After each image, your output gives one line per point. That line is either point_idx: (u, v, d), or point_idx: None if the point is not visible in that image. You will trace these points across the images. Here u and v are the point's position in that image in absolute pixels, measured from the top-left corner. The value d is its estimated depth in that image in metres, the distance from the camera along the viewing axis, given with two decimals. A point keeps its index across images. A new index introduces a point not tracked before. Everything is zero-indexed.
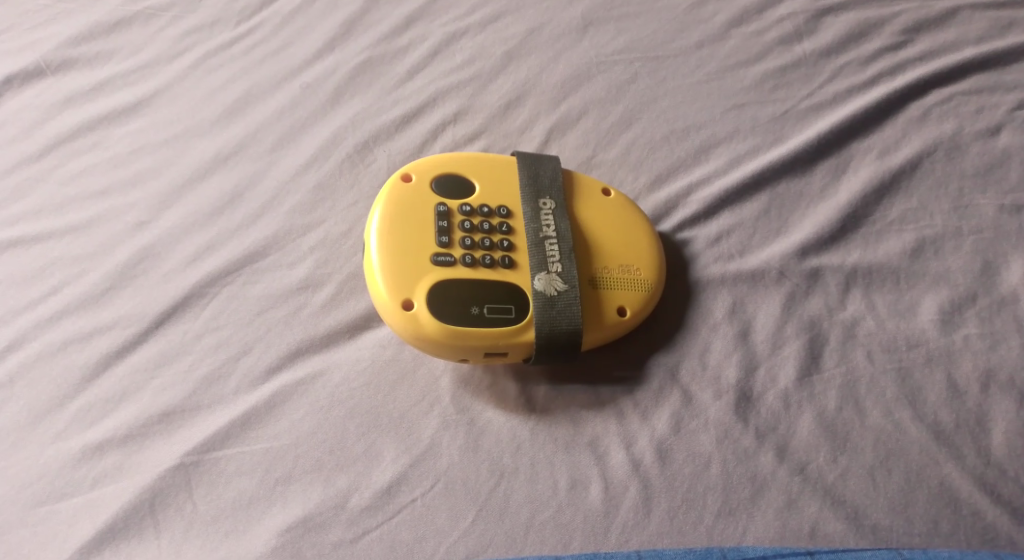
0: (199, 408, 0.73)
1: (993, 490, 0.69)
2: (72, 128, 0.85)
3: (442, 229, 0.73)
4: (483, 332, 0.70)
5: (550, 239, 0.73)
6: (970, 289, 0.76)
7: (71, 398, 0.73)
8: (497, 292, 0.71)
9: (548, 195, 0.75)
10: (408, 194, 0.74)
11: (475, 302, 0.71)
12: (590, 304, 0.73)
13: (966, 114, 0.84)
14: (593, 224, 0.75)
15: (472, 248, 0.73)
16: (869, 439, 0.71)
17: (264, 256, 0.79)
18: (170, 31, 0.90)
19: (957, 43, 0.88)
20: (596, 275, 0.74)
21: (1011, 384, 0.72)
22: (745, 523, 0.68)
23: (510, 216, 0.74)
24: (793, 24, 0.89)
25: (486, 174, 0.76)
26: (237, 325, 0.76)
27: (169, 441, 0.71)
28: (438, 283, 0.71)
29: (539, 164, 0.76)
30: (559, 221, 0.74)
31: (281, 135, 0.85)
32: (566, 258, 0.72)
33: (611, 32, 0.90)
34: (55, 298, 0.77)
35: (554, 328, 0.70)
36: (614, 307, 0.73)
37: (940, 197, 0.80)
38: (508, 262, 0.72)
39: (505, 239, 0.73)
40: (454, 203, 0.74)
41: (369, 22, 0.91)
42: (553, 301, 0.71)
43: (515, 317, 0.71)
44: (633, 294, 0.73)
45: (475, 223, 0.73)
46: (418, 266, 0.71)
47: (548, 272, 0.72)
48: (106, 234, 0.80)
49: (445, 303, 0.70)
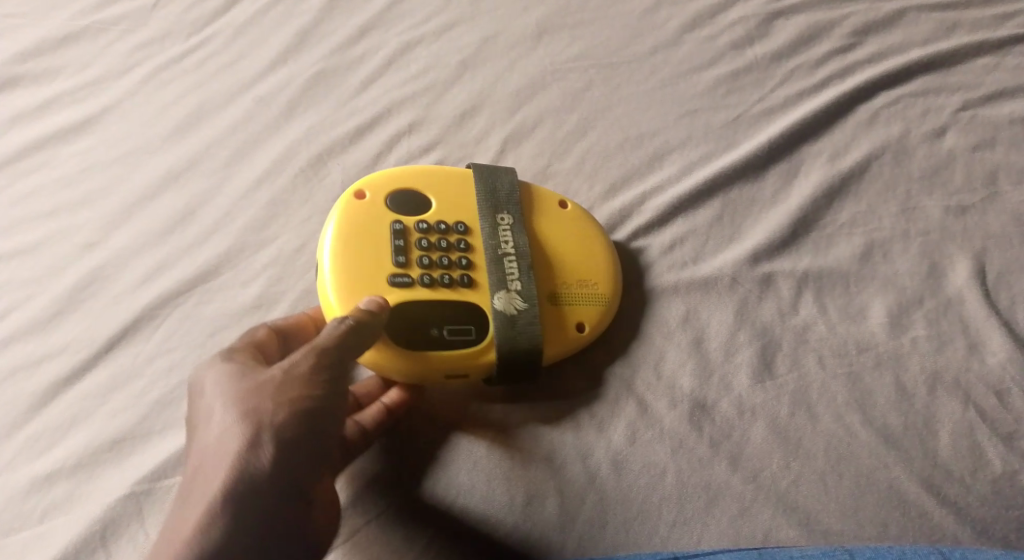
0: (272, 382, 0.62)
1: (939, 491, 0.69)
2: (20, 148, 0.85)
3: (399, 249, 0.73)
4: (444, 354, 0.70)
5: (509, 257, 0.73)
6: (918, 292, 0.77)
7: (21, 426, 0.73)
8: (456, 313, 0.72)
9: (505, 211, 0.75)
10: (363, 212, 0.74)
11: (434, 324, 0.71)
12: (551, 321, 0.73)
13: (912, 116, 0.85)
14: (552, 236, 0.76)
15: (430, 268, 0.73)
16: (820, 444, 0.71)
17: (217, 275, 0.78)
18: (120, 45, 0.90)
19: (904, 45, 0.90)
20: (555, 291, 0.74)
21: (956, 385, 0.73)
22: (699, 531, 0.69)
23: (468, 234, 0.75)
24: (744, 28, 0.91)
25: (440, 188, 0.76)
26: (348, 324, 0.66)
27: (224, 422, 0.61)
28: (395, 306, 0.71)
29: (496, 177, 0.77)
30: (517, 237, 0.74)
31: (235, 150, 0.85)
32: (525, 276, 0.73)
33: (566, 39, 0.91)
34: (4, 322, 0.77)
35: (516, 347, 0.71)
36: (573, 321, 0.73)
37: (889, 200, 0.81)
38: (466, 281, 0.72)
39: (464, 257, 0.74)
40: (410, 221, 0.74)
41: (323, 34, 0.91)
42: (513, 321, 0.71)
43: (475, 337, 0.71)
44: (591, 309, 0.74)
45: (432, 241, 0.74)
46: (374, 287, 0.71)
47: (508, 291, 0.72)
48: (54, 257, 0.79)
49: (403, 326, 0.71)
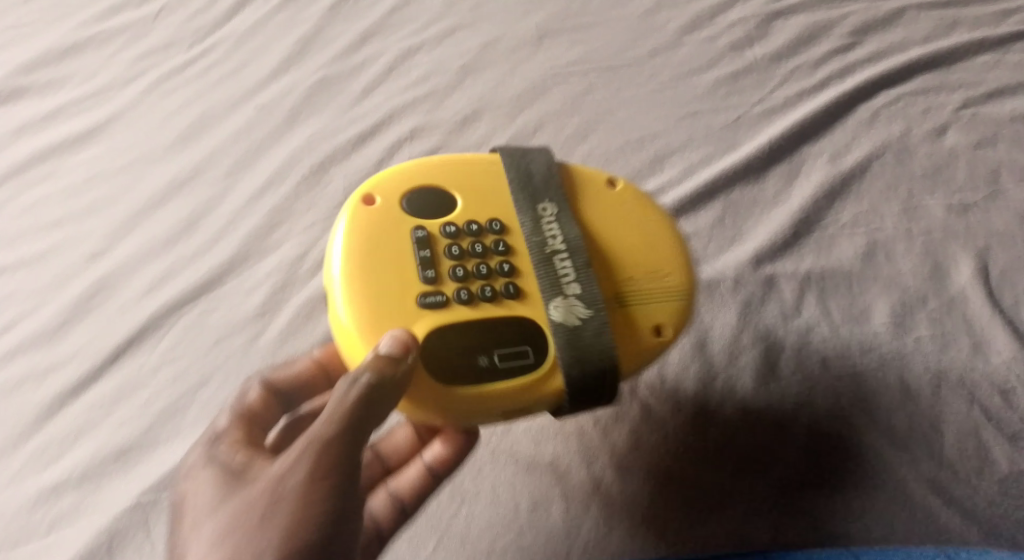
0: (264, 502, 0.57)
1: (945, 491, 0.69)
2: (25, 159, 0.85)
3: (425, 261, 0.64)
4: (503, 386, 0.63)
5: (560, 254, 0.65)
6: (921, 292, 0.76)
7: (28, 437, 0.73)
8: (506, 332, 0.64)
9: (546, 200, 0.67)
10: (376, 221, 0.65)
11: (481, 351, 0.63)
12: (621, 328, 0.65)
13: (913, 114, 0.85)
14: (598, 224, 0.67)
15: (467, 280, 0.64)
16: (825, 446, 0.71)
17: (221, 283, 0.78)
18: (123, 55, 0.90)
19: (905, 44, 0.90)
20: (621, 291, 0.66)
21: (961, 385, 0.72)
22: (705, 535, 0.68)
23: (504, 232, 0.66)
24: (744, 29, 0.90)
25: (464, 182, 0.68)
26: (358, 395, 0.59)
27: (212, 538, 0.57)
28: (432, 328, 0.63)
29: (526, 160, 0.68)
30: (565, 228, 0.66)
31: (237, 159, 0.85)
32: (583, 275, 0.64)
33: (566, 43, 0.91)
34: (11, 332, 0.77)
35: (585, 363, 0.62)
36: (648, 325, 0.65)
37: (891, 199, 0.81)
38: (512, 291, 0.64)
39: (504, 262, 0.65)
40: (434, 226, 0.66)
41: (325, 41, 0.91)
42: (576, 331, 0.63)
43: (534, 361, 0.63)
44: (665, 309, 0.66)
45: (464, 247, 0.65)
46: (403, 311, 0.63)
47: (566, 297, 0.64)
48: (60, 268, 0.80)
49: (445, 352, 0.63)
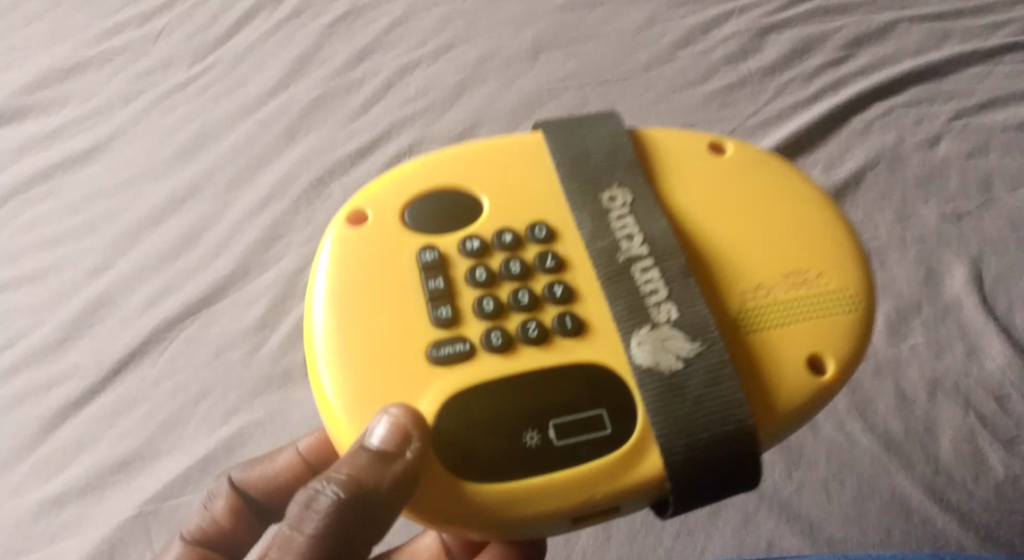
0: None
1: (942, 497, 0.69)
2: (27, 177, 0.86)
3: (439, 295, 0.54)
4: (567, 475, 0.50)
5: (647, 263, 0.54)
6: (916, 298, 0.77)
7: (29, 451, 0.73)
8: (569, 390, 0.52)
9: (614, 188, 0.56)
10: (374, 243, 0.56)
11: (535, 425, 0.51)
12: (755, 358, 0.53)
13: (906, 125, 0.86)
14: (716, 216, 0.57)
15: (500, 316, 0.53)
16: (822, 452, 0.71)
17: (222, 297, 0.79)
18: (124, 74, 0.91)
19: (895, 56, 0.91)
20: (749, 302, 0.54)
21: (956, 390, 0.73)
22: (704, 543, 0.69)
23: (552, 240, 0.55)
24: (738, 42, 0.91)
25: (484, 174, 0.58)
26: (322, 518, 0.50)
27: None
28: (451, 390, 0.51)
29: (586, 134, 0.58)
30: (648, 223, 0.55)
31: (237, 174, 0.85)
32: (685, 297, 0.53)
33: (562, 58, 0.92)
34: (12, 348, 0.78)
35: (696, 429, 0.50)
36: (804, 352, 0.53)
37: (884, 208, 0.82)
38: (570, 329, 0.52)
39: (556, 284, 0.54)
40: (448, 244, 0.55)
41: (323, 58, 0.92)
42: (679, 379, 0.51)
43: (613, 434, 0.51)
44: (810, 327, 0.54)
45: (495, 269, 0.54)
46: (410, 371, 0.52)
47: (658, 327, 0.52)
48: (61, 284, 0.80)
49: (486, 420, 0.51)
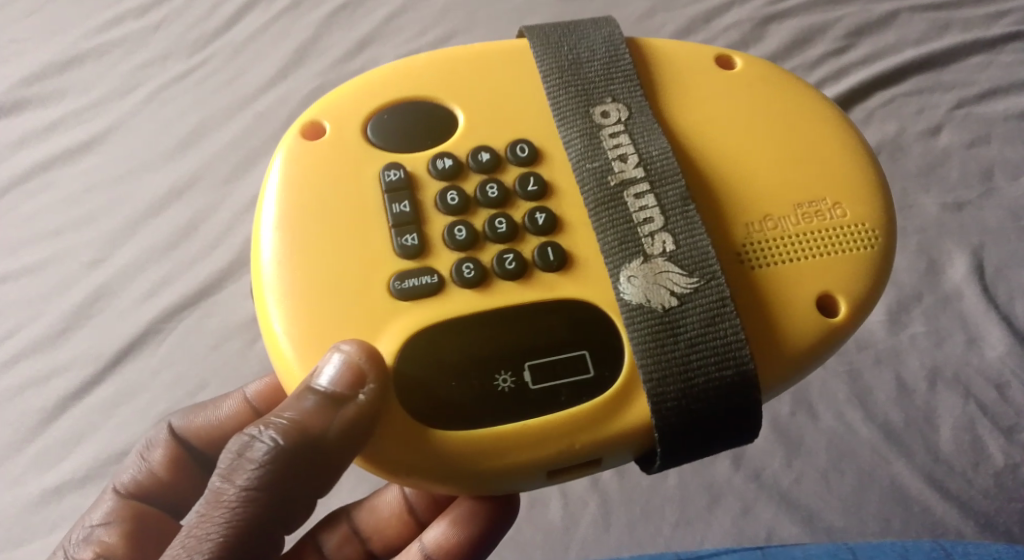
0: None
1: (942, 485, 0.69)
2: (26, 169, 0.86)
3: (405, 217, 0.52)
4: (545, 425, 0.49)
5: (643, 190, 0.53)
6: (917, 288, 0.77)
7: (29, 442, 0.74)
8: (548, 329, 0.51)
9: (610, 100, 0.55)
10: (336, 158, 0.54)
11: (516, 367, 0.50)
12: (761, 294, 0.52)
13: (907, 115, 0.86)
14: (724, 139, 0.55)
15: (470, 247, 0.52)
16: (821, 442, 0.71)
17: (221, 287, 0.79)
18: (123, 66, 0.91)
19: (897, 45, 0.90)
20: (756, 233, 0.53)
21: (956, 380, 0.73)
22: (703, 531, 0.69)
23: (535, 162, 0.54)
24: (738, 32, 0.91)
25: (465, 92, 0.56)
26: (262, 463, 0.49)
27: None
28: (416, 325, 0.50)
29: (582, 47, 0.57)
30: (646, 145, 0.54)
31: (235, 165, 0.85)
32: (682, 234, 0.52)
33: None
34: (12, 340, 0.78)
35: (688, 374, 0.49)
36: (815, 291, 0.52)
37: None
38: (551, 259, 0.51)
39: (536, 210, 0.53)
40: (417, 164, 0.54)
41: (321, 49, 0.91)
42: (671, 316, 0.50)
43: (596, 377, 0.50)
44: (819, 265, 0.53)
45: (468, 193, 0.53)
46: (370, 297, 0.51)
47: (649, 262, 0.51)
48: (60, 275, 0.80)
49: (464, 356, 0.50)
